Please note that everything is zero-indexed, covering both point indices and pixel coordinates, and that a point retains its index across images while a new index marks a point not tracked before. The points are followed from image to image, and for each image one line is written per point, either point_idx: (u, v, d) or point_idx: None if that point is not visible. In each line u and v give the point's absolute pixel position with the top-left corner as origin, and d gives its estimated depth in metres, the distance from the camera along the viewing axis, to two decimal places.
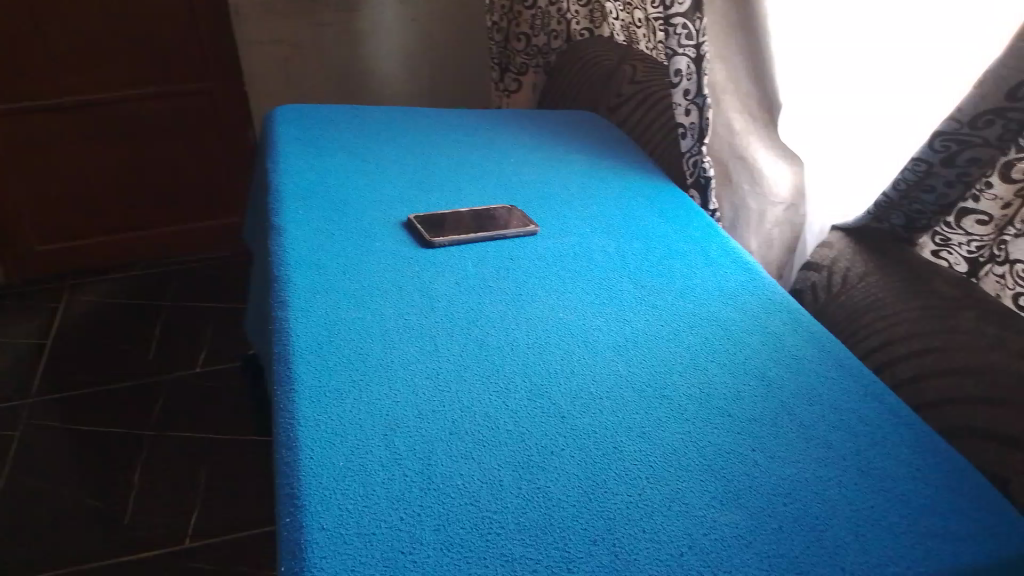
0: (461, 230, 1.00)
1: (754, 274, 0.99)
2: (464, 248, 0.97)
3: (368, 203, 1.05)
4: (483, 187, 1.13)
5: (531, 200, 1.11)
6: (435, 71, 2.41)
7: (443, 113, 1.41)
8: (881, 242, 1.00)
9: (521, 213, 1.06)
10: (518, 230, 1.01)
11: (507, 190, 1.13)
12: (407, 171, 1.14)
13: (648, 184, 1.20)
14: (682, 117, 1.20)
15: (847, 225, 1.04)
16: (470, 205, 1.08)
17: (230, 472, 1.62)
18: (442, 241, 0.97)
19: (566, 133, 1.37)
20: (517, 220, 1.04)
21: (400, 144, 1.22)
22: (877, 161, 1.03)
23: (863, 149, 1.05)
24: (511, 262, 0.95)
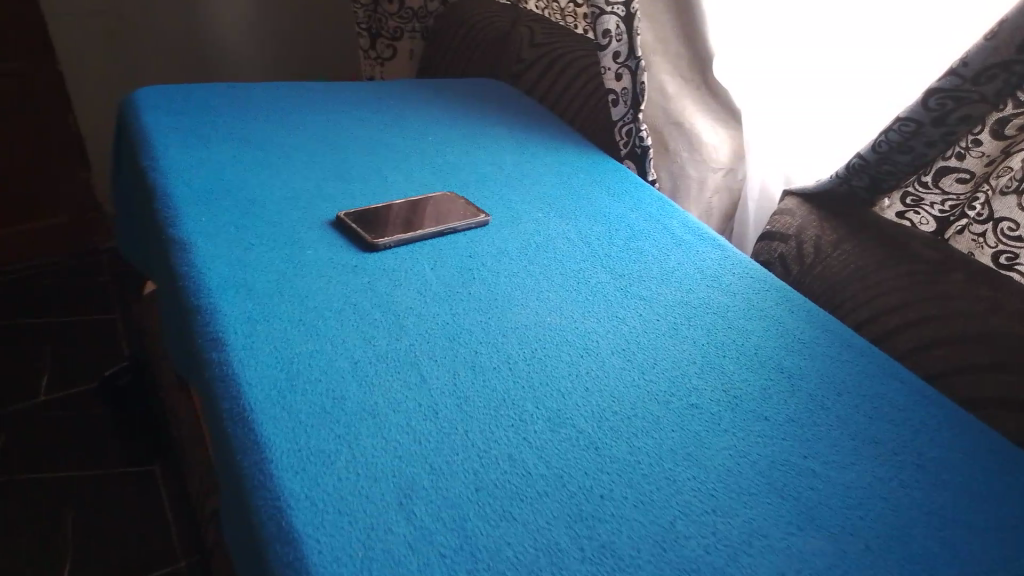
0: (404, 229, 0.85)
1: (728, 251, 0.91)
2: (414, 250, 0.83)
3: (282, 204, 0.87)
4: (409, 175, 0.98)
5: (469, 187, 0.98)
6: (282, 39, 2.18)
7: (330, 86, 1.22)
8: (847, 208, 0.95)
9: (462, 202, 0.93)
10: (467, 224, 0.88)
11: (438, 177, 0.99)
12: (318, 163, 0.97)
13: (583, 157, 1.10)
14: (611, 82, 1.09)
15: (808, 191, 0.98)
16: (401, 197, 0.93)
17: (113, 511, 1.38)
18: (389, 243, 0.82)
19: (477, 105, 1.23)
20: (461, 211, 0.90)
21: (299, 128, 1.05)
22: (828, 125, 0.95)
23: (811, 112, 0.97)
24: (472, 262, 0.83)
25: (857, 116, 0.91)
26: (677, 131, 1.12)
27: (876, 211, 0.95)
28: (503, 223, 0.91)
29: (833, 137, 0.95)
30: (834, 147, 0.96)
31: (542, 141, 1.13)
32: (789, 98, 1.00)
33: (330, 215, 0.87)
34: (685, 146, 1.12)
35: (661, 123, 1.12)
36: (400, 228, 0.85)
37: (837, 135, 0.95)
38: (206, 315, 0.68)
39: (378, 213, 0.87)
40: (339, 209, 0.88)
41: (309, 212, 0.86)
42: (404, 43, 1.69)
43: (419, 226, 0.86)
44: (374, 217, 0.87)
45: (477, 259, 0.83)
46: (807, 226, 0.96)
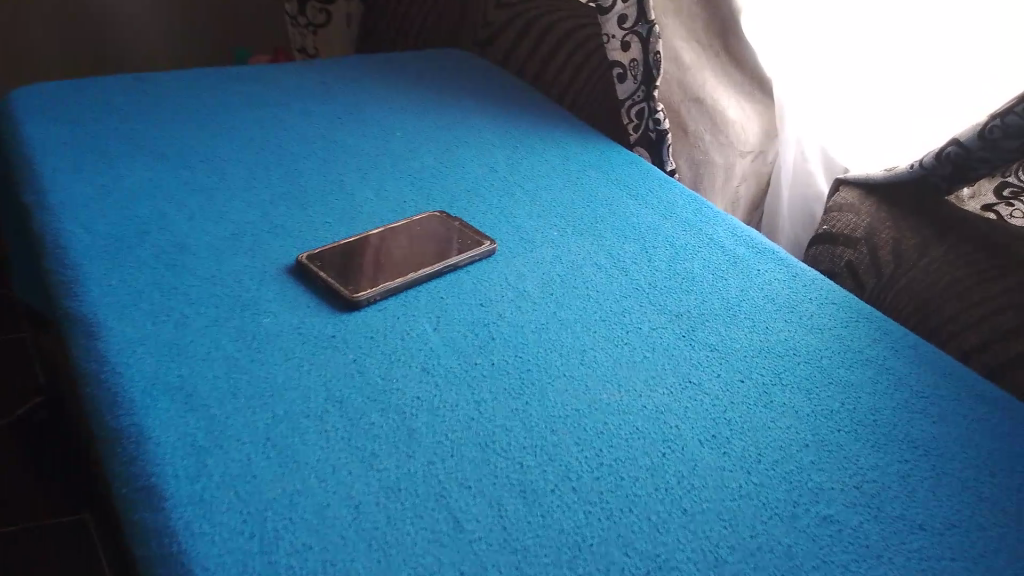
0: (389, 274, 0.64)
1: (794, 269, 0.73)
2: (406, 302, 0.62)
3: (221, 249, 0.65)
4: (381, 191, 0.76)
5: (459, 202, 0.76)
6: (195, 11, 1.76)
7: (264, 71, 0.98)
8: (923, 200, 0.77)
9: (456, 224, 0.71)
10: (469, 255, 0.67)
11: (417, 190, 0.77)
12: (263, 182, 0.74)
13: (589, 148, 0.89)
14: (616, 54, 0.89)
15: (872, 179, 0.80)
16: (376, 223, 0.71)
17: None
18: (373, 298, 0.61)
19: (447, 87, 1.01)
20: (457, 240, 0.69)
21: (231, 132, 0.81)
22: (903, 102, 0.78)
23: (881, 86, 0.79)
24: (485, 312, 0.62)
25: (947, 92, 0.73)
26: (696, 109, 0.91)
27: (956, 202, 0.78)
28: (512, 250, 0.70)
29: (911, 116, 0.77)
30: (912, 130, 0.78)
31: (535, 132, 0.92)
32: (849, 69, 0.82)
33: (288, 259, 0.65)
34: (706, 127, 0.92)
35: (678, 100, 0.91)
36: (383, 273, 0.64)
37: (917, 115, 0.77)
38: (131, 445, 0.47)
39: (348, 255, 0.65)
40: (297, 250, 0.66)
41: (258, 258, 0.64)
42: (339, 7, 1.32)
43: (407, 267, 0.65)
44: (341, 264, 0.64)
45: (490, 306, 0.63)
46: (880, 227, 0.78)
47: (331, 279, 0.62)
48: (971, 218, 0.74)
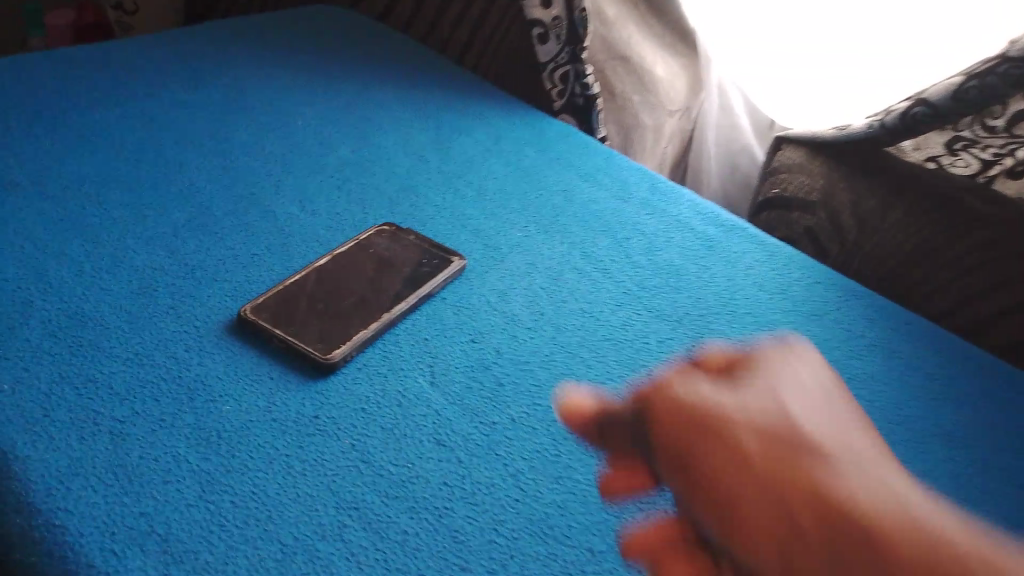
0: (358, 318, 0.53)
1: (770, 245, 0.69)
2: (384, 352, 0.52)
3: (135, 312, 0.51)
4: (304, 202, 0.63)
5: (400, 206, 0.65)
6: None
7: (107, 50, 0.79)
8: (871, 158, 0.73)
9: (411, 237, 0.61)
10: (442, 274, 0.58)
11: (346, 196, 0.65)
12: (157, 209, 0.60)
13: (515, 120, 0.80)
14: (538, 11, 0.77)
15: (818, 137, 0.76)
16: (317, 249, 0.59)
17: None
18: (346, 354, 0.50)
19: (335, 53, 0.86)
20: (419, 258, 0.59)
21: (95, 144, 0.65)
22: (851, 59, 0.74)
23: (826, 41, 0.75)
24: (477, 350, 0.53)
25: (901, 52, 0.70)
26: (622, 68, 0.84)
27: (888, 153, 0.73)
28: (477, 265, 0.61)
29: (860, 74, 0.74)
30: (861, 88, 0.75)
31: (451, 103, 0.81)
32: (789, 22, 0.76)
33: (225, 311, 0.52)
34: (633, 87, 0.85)
35: (602, 59, 0.83)
36: (351, 318, 0.53)
37: (875, 70, 0.73)
38: None
39: (301, 299, 0.53)
40: (231, 299, 0.53)
41: (185, 317, 0.51)
42: None
43: (376, 304, 0.54)
44: (294, 312, 0.52)
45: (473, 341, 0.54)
46: (835, 188, 0.74)
47: (292, 338, 0.50)
48: (920, 173, 0.70)
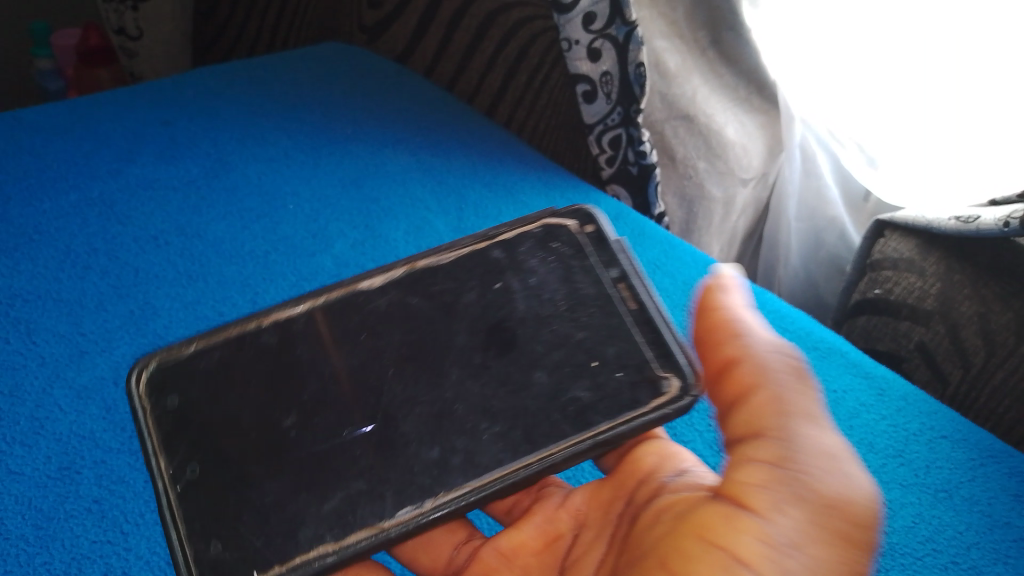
0: (308, 526, 0.38)
1: (879, 378, 0.53)
2: (234, 554, 0.37)
3: (47, 511, 0.42)
4: (499, 280, 0.45)
5: (606, 336, 0.42)
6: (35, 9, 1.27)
7: (77, 110, 0.70)
8: (1003, 264, 0.55)
9: (518, 435, 0.39)
10: (562, 448, 0.38)
11: (566, 273, 0.44)
12: (99, 344, 0.50)
13: (553, 198, 0.64)
14: (582, 63, 0.63)
15: (932, 228, 0.59)
16: (369, 413, 0.41)
17: None
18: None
19: (343, 106, 0.74)
20: (459, 480, 0.38)
21: (37, 255, 0.56)
22: (980, 143, 0.57)
23: (945, 120, 0.58)
24: (348, 539, 0.37)
25: None
26: (685, 129, 0.70)
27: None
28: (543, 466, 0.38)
29: (988, 161, 0.57)
30: (987, 174, 0.58)
31: (477, 171, 0.67)
32: (898, 91, 0.59)
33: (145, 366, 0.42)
34: (699, 152, 0.71)
35: (661, 119, 0.70)
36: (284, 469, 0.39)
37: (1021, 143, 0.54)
38: None
39: (231, 398, 0.42)
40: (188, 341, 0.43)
41: (110, 520, 0.42)
42: None
43: (319, 505, 0.38)
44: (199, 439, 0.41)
45: (390, 530, 0.37)
46: (957, 296, 0.57)
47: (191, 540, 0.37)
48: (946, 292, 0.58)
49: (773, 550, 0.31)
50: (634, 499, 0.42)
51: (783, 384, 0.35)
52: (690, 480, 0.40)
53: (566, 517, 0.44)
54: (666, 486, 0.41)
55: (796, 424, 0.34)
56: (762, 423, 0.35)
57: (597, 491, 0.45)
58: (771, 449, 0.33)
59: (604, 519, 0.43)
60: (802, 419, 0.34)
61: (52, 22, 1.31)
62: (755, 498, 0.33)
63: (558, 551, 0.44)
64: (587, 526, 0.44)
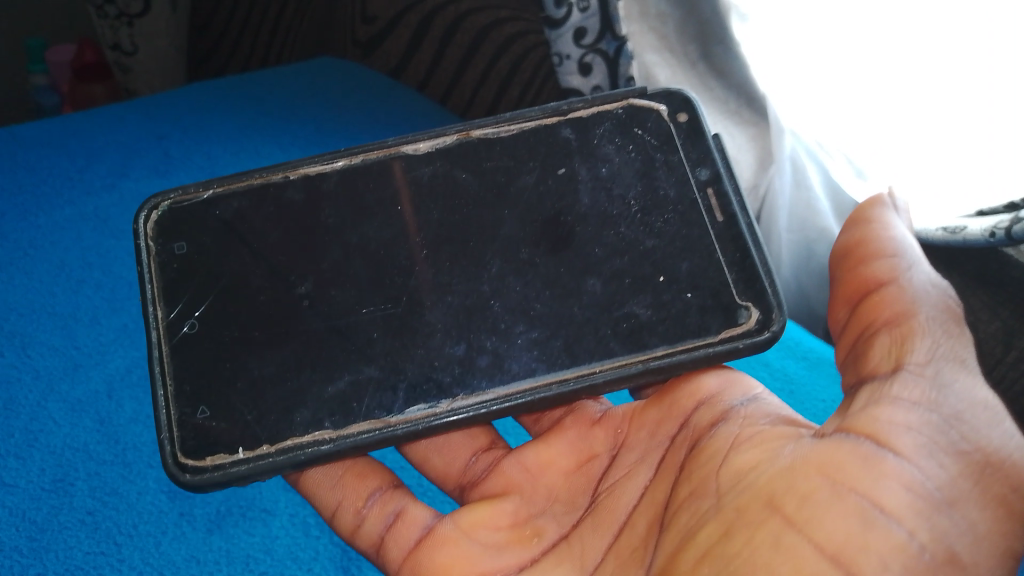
0: (308, 408, 0.43)
1: None
2: (220, 424, 0.43)
3: (42, 522, 0.44)
4: (562, 167, 0.48)
5: (677, 241, 0.46)
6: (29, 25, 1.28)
7: (70, 123, 0.70)
8: (989, 272, 0.56)
9: (558, 345, 0.44)
10: (605, 368, 0.44)
11: (641, 165, 0.48)
12: (93, 357, 0.51)
13: None
14: (573, 77, 0.65)
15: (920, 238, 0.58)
16: (394, 297, 0.45)
17: None
18: (195, 458, 0.42)
19: (336, 120, 0.74)
20: (481, 383, 0.43)
21: (31, 270, 0.56)
22: (967, 154, 0.57)
23: (931, 132, 0.58)
24: (348, 429, 0.43)
25: None
26: None
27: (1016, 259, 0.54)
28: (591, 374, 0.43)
29: (975, 172, 0.58)
30: (974, 184, 0.58)
31: None
32: (884, 104, 0.59)
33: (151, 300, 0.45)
34: None
35: None
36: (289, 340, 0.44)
37: (1006, 154, 0.56)
38: None
39: (238, 255, 0.46)
40: (203, 185, 0.48)
41: (103, 532, 0.44)
42: None
43: (322, 388, 0.43)
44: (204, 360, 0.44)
45: (395, 426, 0.43)
46: None
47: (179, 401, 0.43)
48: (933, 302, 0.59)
49: (932, 508, 0.33)
50: (691, 422, 0.44)
51: (930, 318, 0.39)
52: (761, 408, 0.42)
53: (603, 437, 0.47)
54: (731, 405, 0.43)
55: (949, 365, 0.37)
56: (910, 350, 0.38)
57: (640, 412, 0.46)
58: (924, 391, 0.36)
59: (648, 444, 0.45)
60: (954, 355, 0.38)
61: (45, 37, 1.31)
62: (901, 441, 0.35)
63: (590, 474, 0.46)
64: (630, 448, 0.46)
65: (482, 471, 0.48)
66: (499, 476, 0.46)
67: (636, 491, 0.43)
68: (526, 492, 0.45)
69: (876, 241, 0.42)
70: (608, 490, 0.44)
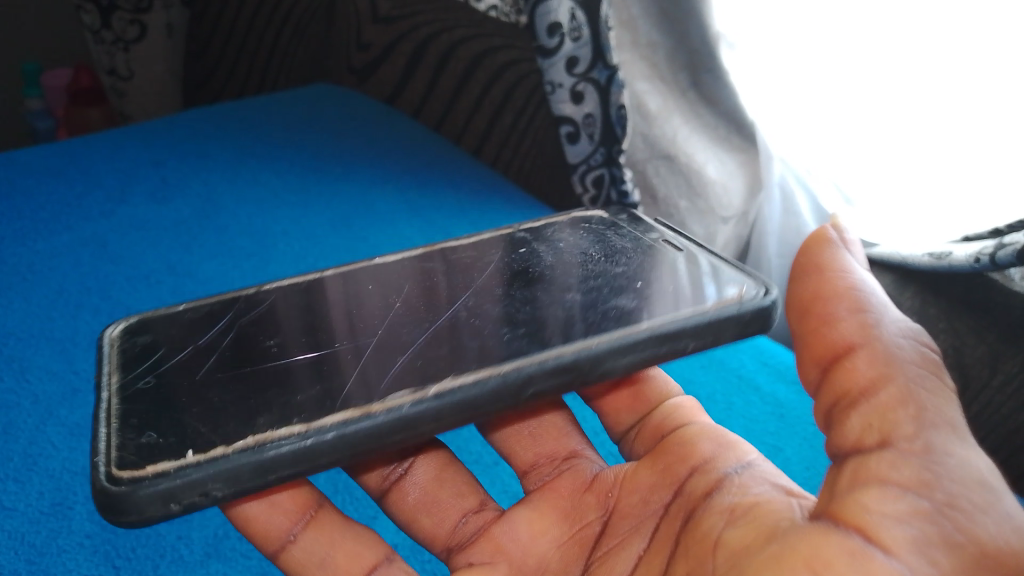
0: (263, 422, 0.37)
1: None
2: (170, 443, 0.30)
3: (39, 547, 0.42)
4: (524, 245, 0.45)
5: (645, 270, 0.42)
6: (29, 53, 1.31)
7: (73, 155, 0.72)
8: (976, 298, 0.56)
9: (550, 316, 0.38)
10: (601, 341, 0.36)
11: (598, 240, 0.45)
12: (92, 382, 0.51)
13: None
14: (563, 105, 0.66)
15: (907, 264, 0.60)
16: None
17: None
18: (134, 470, 0.29)
19: (333, 146, 0.75)
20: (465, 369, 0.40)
21: (29, 295, 0.57)
22: (941, 191, 0.58)
23: (909, 167, 0.59)
24: (322, 420, 0.32)
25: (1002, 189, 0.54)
26: (666, 168, 0.73)
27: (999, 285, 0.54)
28: (516, 376, 0.34)
29: (949, 209, 0.58)
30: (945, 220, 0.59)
31: (461, 204, 0.68)
32: (864, 139, 0.61)
33: (124, 320, 0.39)
34: (680, 191, 0.74)
35: (643, 157, 0.74)
36: None
37: (977, 188, 0.56)
38: None
39: None
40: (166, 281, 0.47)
41: None
42: (156, 16, 1.04)
43: (288, 397, 0.33)
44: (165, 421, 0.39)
45: (380, 414, 0.32)
46: (933, 330, 0.59)
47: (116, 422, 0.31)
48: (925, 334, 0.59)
49: None
50: (686, 490, 0.41)
51: (911, 378, 0.32)
52: (758, 476, 0.39)
53: (594, 503, 0.45)
54: (731, 479, 0.39)
55: (942, 435, 0.30)
56: (894, 423, 0.31)
57: (634, 477, 0.44)
58: (918, 472, 0.29)
59: (642, 512, 0.43)
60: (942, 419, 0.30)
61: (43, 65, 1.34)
62: (889, 534, 0.29)
63: (584, 542, 0.44)
64: (623, 517, 0.43)
65: (472, 535, 0.44)
66: (487, 542, 0.43)
67: (630, 561, 0.41)
68: (514, 559, 0.43)
69: (836, 295, 0.35)
70: (602, 560, 0.42)
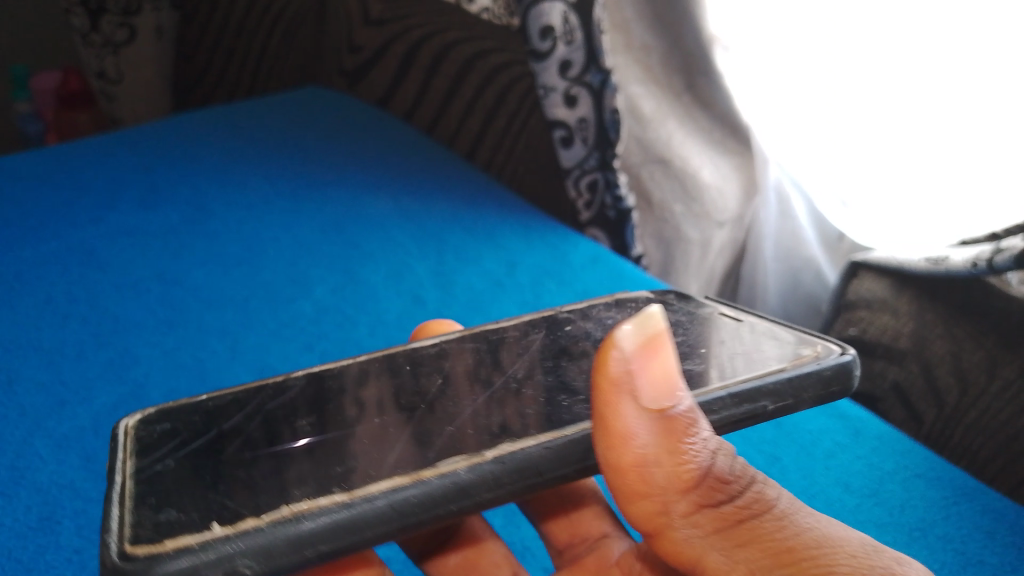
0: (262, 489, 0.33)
1: (854, 428, 0.51)
2: (195, 518, 0.26)
3: (26, 562, 0.38)
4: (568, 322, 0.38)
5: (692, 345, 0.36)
6: None
7: (64, 161, 0.71)
8: (972, 302, 0.55)
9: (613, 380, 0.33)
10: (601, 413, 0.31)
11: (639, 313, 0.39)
12: (78, 393, 0.48)
13: (533, 240, 0.63)
14: (557, 109, 0.64)
15: (903, 268, 0.59)
16: None
17: None
18: (152, 545, 0.25)
19: (324, 151, 0.75)
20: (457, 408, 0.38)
21: (16, 305, 0.55)
22: (941, 197, 0.57)
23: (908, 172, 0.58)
24: (368, 488, 0.27)
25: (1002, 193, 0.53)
26: (661, 172, 0.73)
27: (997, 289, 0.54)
28: (589, 434, 0.30)
29: (950, 214, 0.57)
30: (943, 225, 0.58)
31: (451, 210, 0.67)
32: (863, 143, 0.60)
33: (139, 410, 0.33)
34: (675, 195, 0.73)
35: (637, 162, 0.73)
36: None
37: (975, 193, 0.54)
38: None
39: None
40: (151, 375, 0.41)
41: None
42: (146, 19, 1.04)
43: (248, 469, 0.28)
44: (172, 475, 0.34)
45: (434, 480, 0.28)
46: (930, 336, 0.58)
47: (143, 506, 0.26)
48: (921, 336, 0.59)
49: None
50: None
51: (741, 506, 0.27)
52: None
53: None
54: None
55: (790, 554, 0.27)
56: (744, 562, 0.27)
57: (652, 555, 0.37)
58: None
59: None
60: (807, 535, 0.27)
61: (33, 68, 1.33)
62: None
63: None
64: None
65: None
66: None
67: None
68: None
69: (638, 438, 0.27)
70: None
